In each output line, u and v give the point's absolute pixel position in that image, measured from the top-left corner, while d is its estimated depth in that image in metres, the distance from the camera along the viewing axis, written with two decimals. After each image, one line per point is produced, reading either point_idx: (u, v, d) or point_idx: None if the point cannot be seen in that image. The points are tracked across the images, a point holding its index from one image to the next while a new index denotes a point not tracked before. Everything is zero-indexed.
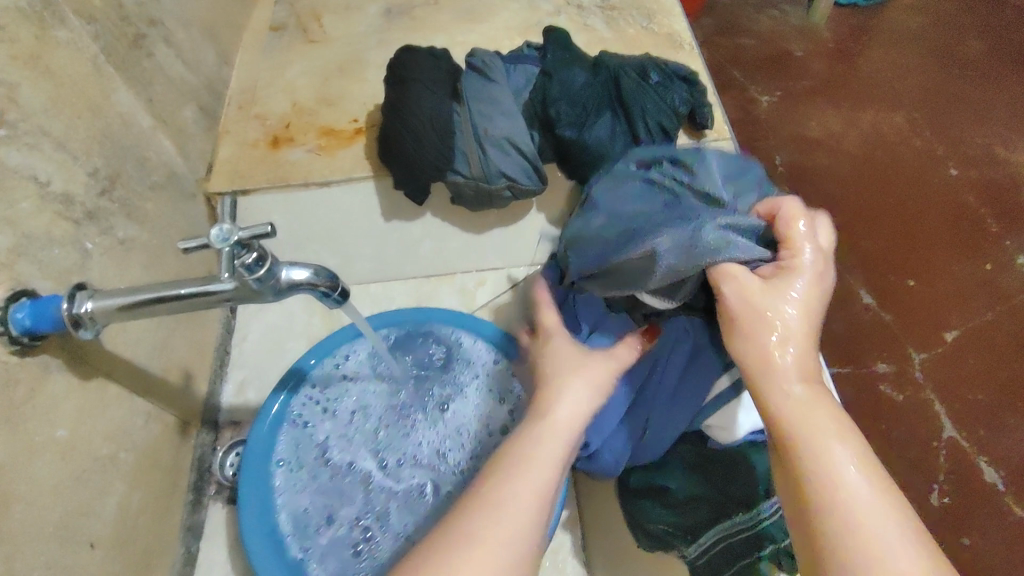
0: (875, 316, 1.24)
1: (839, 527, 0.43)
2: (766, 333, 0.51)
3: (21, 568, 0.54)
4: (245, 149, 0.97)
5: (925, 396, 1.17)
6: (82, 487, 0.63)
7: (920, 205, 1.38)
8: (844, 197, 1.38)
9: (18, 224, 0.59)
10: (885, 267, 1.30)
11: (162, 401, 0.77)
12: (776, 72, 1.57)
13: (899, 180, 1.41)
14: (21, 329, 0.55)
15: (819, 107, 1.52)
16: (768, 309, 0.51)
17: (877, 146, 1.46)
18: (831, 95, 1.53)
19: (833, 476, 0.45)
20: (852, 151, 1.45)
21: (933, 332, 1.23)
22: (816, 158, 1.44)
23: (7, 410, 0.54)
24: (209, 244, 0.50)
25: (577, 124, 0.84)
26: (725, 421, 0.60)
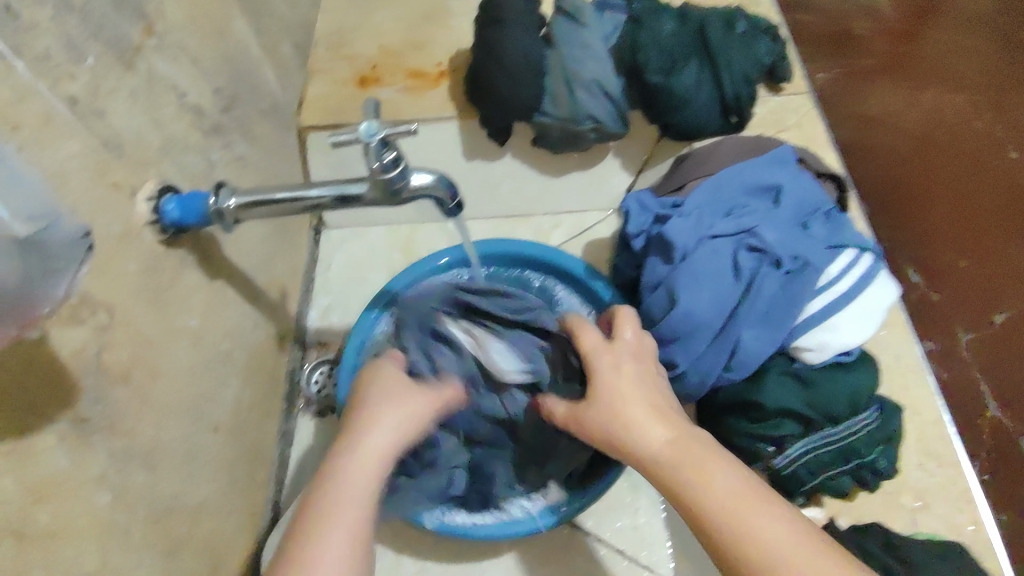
0: (919, 295, 1.06)
1: (745, 527, 0.46)
2: (625, 394, 0.56)
3: (164, 436, 0.60)
4: (337, 87, 1.01)
5: (969, 373, 1.00)
6: (207, 375, 0.68)
7: (998, 192, 1.11)
8: (892, 189, 1.15)
9: (163, 126, 0.62)
10: (936, 245, 1.10)
11: (265, 312, 0.82)
12: (827, 48, 1.28)
13: (968, 166, 1.15)
14: (169, 221, 0.60)
15: (875, 89, 1.25)
16: (608, 400, 0.56)
17: (941, 136, 1.18)
18: (895, 81, 1.25)
19: (735, 505, 0.47)
20: (906, 144, 1.19)
21: (983, 309, 1.04)
22: (866, 146, 1.19)
23: (156, 292, 0.60)
24: (356, 141, 0.54)
25: (665, 71, 0.86)
26: (814, 343, 0.63)
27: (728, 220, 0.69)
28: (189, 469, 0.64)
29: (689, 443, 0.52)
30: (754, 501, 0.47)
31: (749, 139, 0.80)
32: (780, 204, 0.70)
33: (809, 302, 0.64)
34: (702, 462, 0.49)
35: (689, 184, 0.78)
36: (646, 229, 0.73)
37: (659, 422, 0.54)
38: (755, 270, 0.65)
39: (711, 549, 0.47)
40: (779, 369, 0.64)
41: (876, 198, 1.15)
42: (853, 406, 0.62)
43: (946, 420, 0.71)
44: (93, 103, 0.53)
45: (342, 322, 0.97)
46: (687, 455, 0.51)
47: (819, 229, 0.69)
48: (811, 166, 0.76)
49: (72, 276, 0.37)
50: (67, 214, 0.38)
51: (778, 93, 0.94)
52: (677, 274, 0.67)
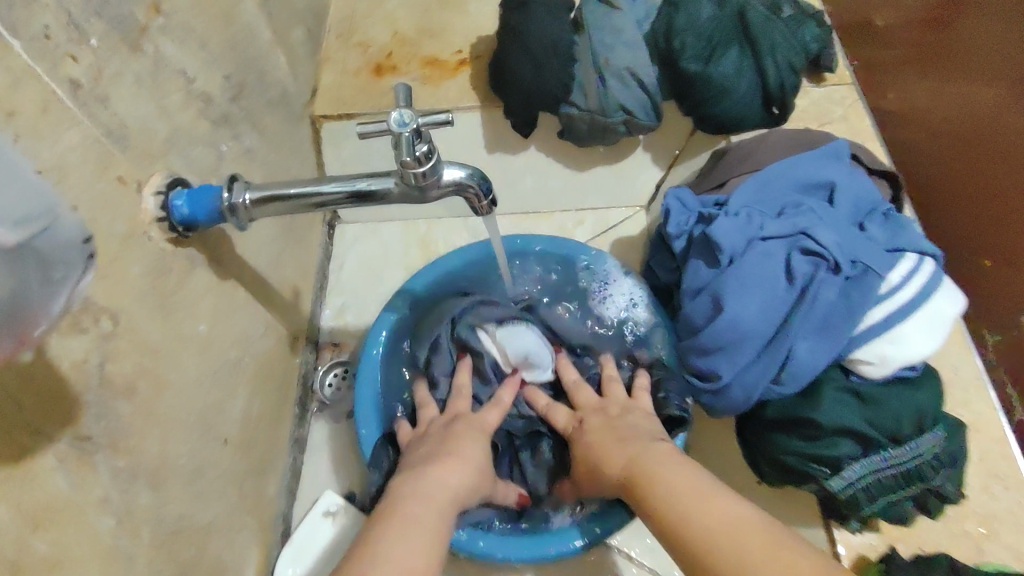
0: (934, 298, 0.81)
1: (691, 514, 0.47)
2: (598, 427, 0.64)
3: (170, 451, 0.55)
4: (349, 77, 0.96)
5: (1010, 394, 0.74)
6: (214, 384, 0.63)
7: None
8: (964, 201, 0.81)
9: (169, 115, 0.57)
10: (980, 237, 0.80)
11: (276, 314, 0.78)
12: (884, 40, 0.92)
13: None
14: (179, 218, 0.55)
15: (885, 75, 0.92)
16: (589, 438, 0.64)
17: (973, 120, 0.79)
18: (915, 61, 0.88)
19: (701, 499, 0.48)
20: (955, 137, 0.82)
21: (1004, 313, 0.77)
22: (943, 154, 0.84)
23: (162, 295, 0.55)
24: (385, 131, 0.50)
25: (702, 58, 0.81)
26: (874, 357, 0.58)
27: (780, 220, 0.64)
28: (197, 486, 0.59)
29: (642, 456, 0.56)
30: (711, 493, 0.48)
31: (797, 132, 0.74)
32: (835, 203, 0.65)
33: (869, 310, 0.59)
34: (655, 467, 0.53)
35: (732, 180, 0.73)
36: (687, 227, 0.68)
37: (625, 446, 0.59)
38: (811, 275, 0.60)
39: (668, 542, 0.48)
40: (835, 384, 0.60)
41: (955, 214, 0.83)
42: (920, 426, 0.57)
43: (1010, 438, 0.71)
44: (97, 88, 0.48)
45: (357, 322, 0.92)
46: (643, 466, 0.54)
47: (876, 231, 0.64)
48: (864, 162, 0.71)
49: (72, 288, 0.32)
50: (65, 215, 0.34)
51: (820, 84, 0.93)
52: (724, 278, 0.62)
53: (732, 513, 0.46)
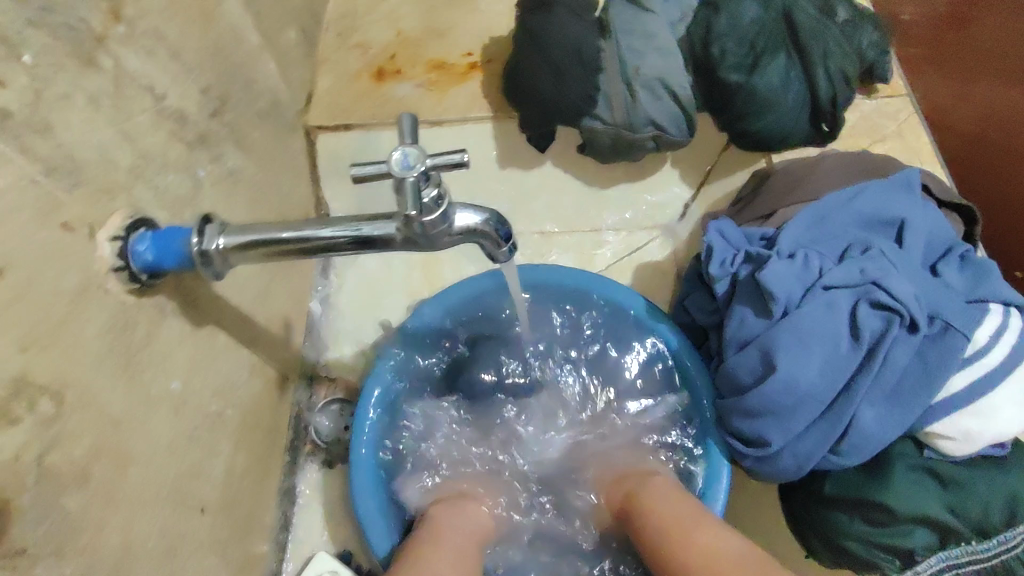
0: None
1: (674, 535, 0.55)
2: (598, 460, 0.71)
3: (137, 537, 0.47)
4: (348, 82, 0.87)
5: None
6: (193, 446, 0.55)
7: None
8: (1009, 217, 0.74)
9: (135, 140, 0.49)
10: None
11: (264, 353, 0.69)
12: (925, 43, 0.83)
13: None
14: (141, 265, 0.47)
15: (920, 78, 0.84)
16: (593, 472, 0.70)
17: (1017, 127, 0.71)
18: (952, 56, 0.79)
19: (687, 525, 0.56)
20: (999, 145, 0.74)
21: None
22: (990, 163, 0.76)
23: (125, 357, 0.46)
24: (385, 171, 0.41)
25: (744, 67, 0.73)
26: (955, 431, 0.50)
27: (843, 264, 0.55)
28: (171, 569, 0.51)
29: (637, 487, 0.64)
30: (698, 518, 0.56)
31: (857, 157, 0.66)
32: (904, 244, 0.57)
33: (951, 375, 0.50)
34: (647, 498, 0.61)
35: (782, 211, 0.64)
36: (731, 267, 0.60)
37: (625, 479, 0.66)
38: (882, 332, 0.52)
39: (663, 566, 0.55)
40: (908, 460, 0.51)
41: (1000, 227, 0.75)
42: (1010, 515, 0.49)
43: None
44: (35, 116, 0.39)
45: (355, 355, 0.83)
46: (638, 496, 0.62)
47: (953, 277, 0.55)
48: (935, 193, 0.62)
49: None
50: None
51: (872, 96, 0.84)
52: (777, 332, 0.54)
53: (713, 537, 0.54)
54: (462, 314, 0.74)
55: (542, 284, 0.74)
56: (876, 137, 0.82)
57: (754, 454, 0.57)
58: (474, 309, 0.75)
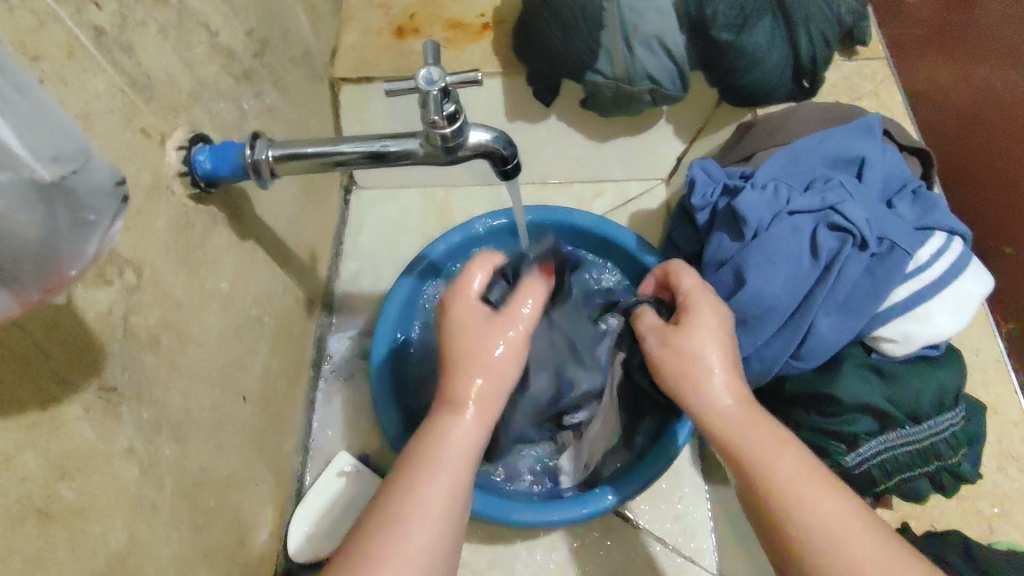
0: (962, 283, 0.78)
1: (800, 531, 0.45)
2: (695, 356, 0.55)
3: (194, 406, 0.56)
4: (371, 38, 0.94)
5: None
6: (237, 341, 0.63)
7: None
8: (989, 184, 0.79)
9: (194, 68, 0.57)
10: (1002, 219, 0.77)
11: (294, 275, 0.78)
12: (918, 24, 0.90)
13: None
14: (202, 173, 0.54)
15: (906, 57, 0.91)
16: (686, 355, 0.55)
17: (999, 103, 0.78)
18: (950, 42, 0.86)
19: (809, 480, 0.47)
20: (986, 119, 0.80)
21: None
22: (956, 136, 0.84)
23: (186, 251, 0.55)
24: (414, 89, 0.49)
25: (734, 26, 0.79)
26: (897, 334, 0.58)
27: (808, 194, 0.63)
28: (219, 440, 0.60)
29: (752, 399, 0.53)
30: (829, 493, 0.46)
31: (830, 107, 0.73)
32: (864, 179, 0.64)
33: (895, 287, 0.58)
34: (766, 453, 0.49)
35: (759, 153, 0.72)
36: (711, 199, 0.67)
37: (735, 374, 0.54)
38: (837, 250, 0.59)
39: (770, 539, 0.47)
40: (856, 361, 0.59)
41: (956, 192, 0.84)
42: (941, 405, 0.57)
43: None
44: (121, 37, 0.47)
45: (374, 287, 0.92)
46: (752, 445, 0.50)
47: (905, 208, 0.63)
48: (896, 138, 0.69)
49: (105, 231, 0.30)
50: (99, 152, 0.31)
51: (852, 58, 0.91)
52: (748, 252, 0.62)
53: (844, 511, 0.45)
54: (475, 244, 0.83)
55: (548, 223, 0.81)
56: (855, 95, 0.89)
57: None
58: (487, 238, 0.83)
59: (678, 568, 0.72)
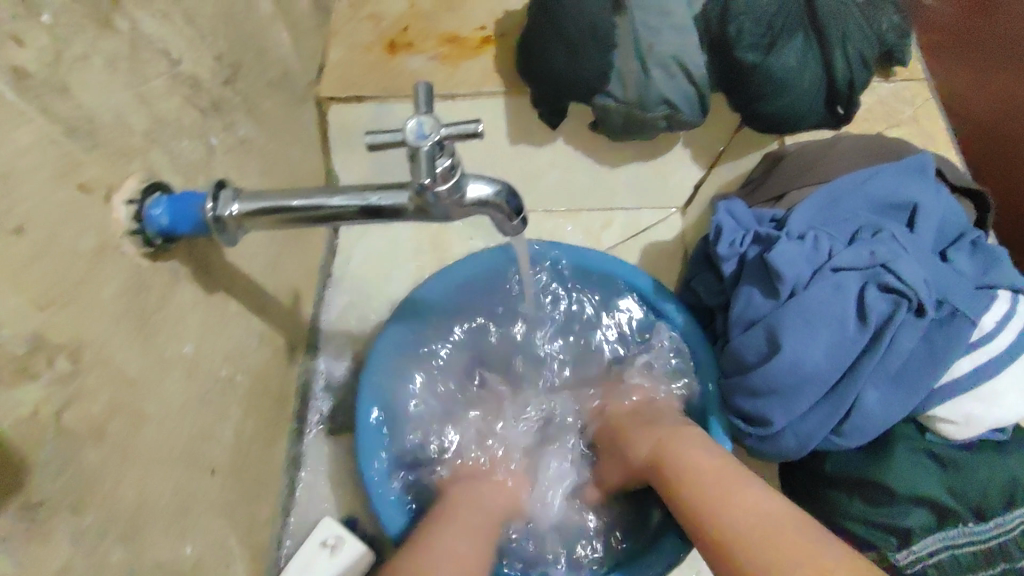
0: None
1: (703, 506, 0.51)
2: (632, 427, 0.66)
3: (150, 496, 0.48)
4: (359, 54, 0.87)
5: None
6: (204, 408, 0.56)
7: None
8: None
9: (151, 104, 0.49)
10: None
11: (273, 321, 0.70)
12: (953, 40, 0.80)
13: None
14: (155, 230, 0.47)
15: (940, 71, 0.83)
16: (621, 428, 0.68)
17: None
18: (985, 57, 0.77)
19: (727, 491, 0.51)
20: None
21: None
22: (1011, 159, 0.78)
23: (139, 319, 0.47)
24: (399, 141, 0.41)
25: (762, 47, 0.72)
26: (959, 416, 0.50)
27: (853, 247, 0.55)
28: (182, 526, 0.52)
29: (670, 440, 0.60)
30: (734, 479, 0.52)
31: (873, 140, 0.65)
32: (915, 227, 0.57)
33: (957, 360, 0.50)
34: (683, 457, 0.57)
35: (793, 192, 0.64)
36: (740, 248, 0.60)
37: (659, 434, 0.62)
38: (888, 315, 0.52)
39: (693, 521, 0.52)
40: (910, 443, 0.52)
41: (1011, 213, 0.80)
42: (1011, 499, 0.50)
43: None
44: (53, 77, 0.39)
45: (363, 326, 0.84)
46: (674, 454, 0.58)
47: (963, 262, 0.56)
48: (948, 178, 0.62)
49: None
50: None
51: (890, 80, 0.82)
52: (784, 313, 0.54)
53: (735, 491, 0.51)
54: (477, 286, 0.75)
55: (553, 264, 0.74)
56: (892, 121, 0.81)
57: (757, 432, 0.58)
58: (493, 278, 0.75)
59: None
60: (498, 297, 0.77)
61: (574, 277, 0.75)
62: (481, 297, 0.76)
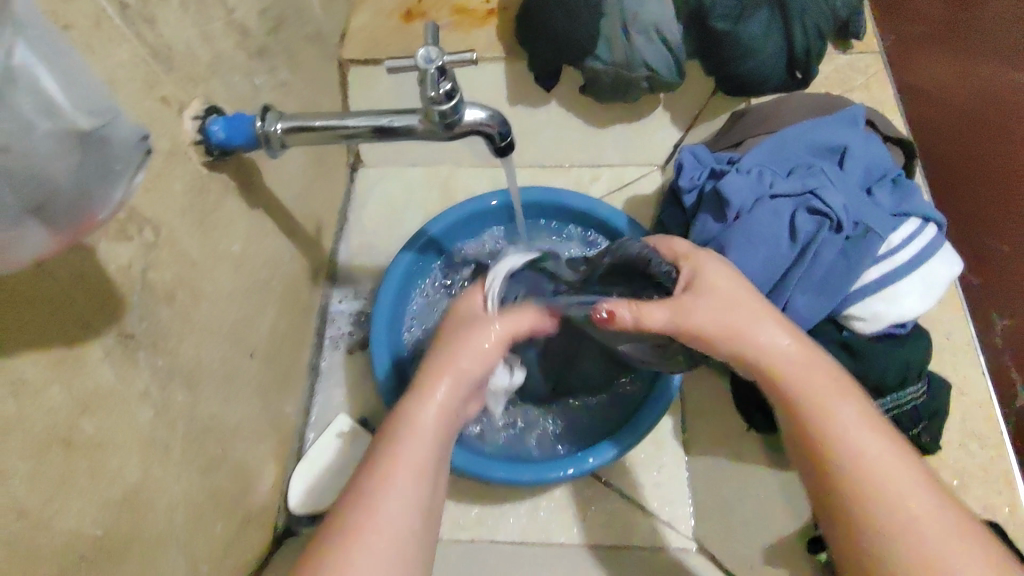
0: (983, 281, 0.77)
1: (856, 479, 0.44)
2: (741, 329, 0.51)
3: (205, 360, 0.59)
4: (381, 20, 0.98)
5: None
6: (246, 301, 0.67)
7: None
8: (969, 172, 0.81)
9: (212, 42, 0.60)
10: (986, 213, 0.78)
11: (300, 244, 0.82)
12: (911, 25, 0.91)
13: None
14: (215, 142, 0.58)
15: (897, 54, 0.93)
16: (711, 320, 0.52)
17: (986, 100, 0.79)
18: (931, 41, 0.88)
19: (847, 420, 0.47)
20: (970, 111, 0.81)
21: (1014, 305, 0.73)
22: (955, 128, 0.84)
23: (201, 214, 0.58)
24: (412, 66, 0.53)
25: (732, 17, 0.82)
26: (867, 313, 0.61)
27: (790, 180, 0.66)
28: (227, 392, 0.64)
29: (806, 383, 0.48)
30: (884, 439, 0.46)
31: (817, 97, 0.76)
32: (845, 166, 0.67)
33: (867, 269, 0.61)
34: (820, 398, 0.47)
35: (748, 140, 0.75)
36: (699, 182, 0.71)
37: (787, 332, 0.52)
38: (813, 233, 0.62)
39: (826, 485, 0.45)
40: (826, 337, 0.63)
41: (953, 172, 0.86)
42: (905, 379, 0.61)
43: (995, 400, 0.73)
44: (144, 10, 0.50)
45: (375, 260, 0.95)
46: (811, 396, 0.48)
47: (884, 195, 0.66)
48: (878, 128, 0.72)
49: (129, 183, 0.32)
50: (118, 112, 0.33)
51: (846, 52, 0.93)
52: (730, 233, 0.65)
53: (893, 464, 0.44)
54: (474, 224, 0.87)
55: (537, 206, 0.85)
56: (846, 88, 0.91)
57: None
58: (487, 218, 0.87)
59: (653, 530, 0.75)
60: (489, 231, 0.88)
61: (556, 217, 0.87)
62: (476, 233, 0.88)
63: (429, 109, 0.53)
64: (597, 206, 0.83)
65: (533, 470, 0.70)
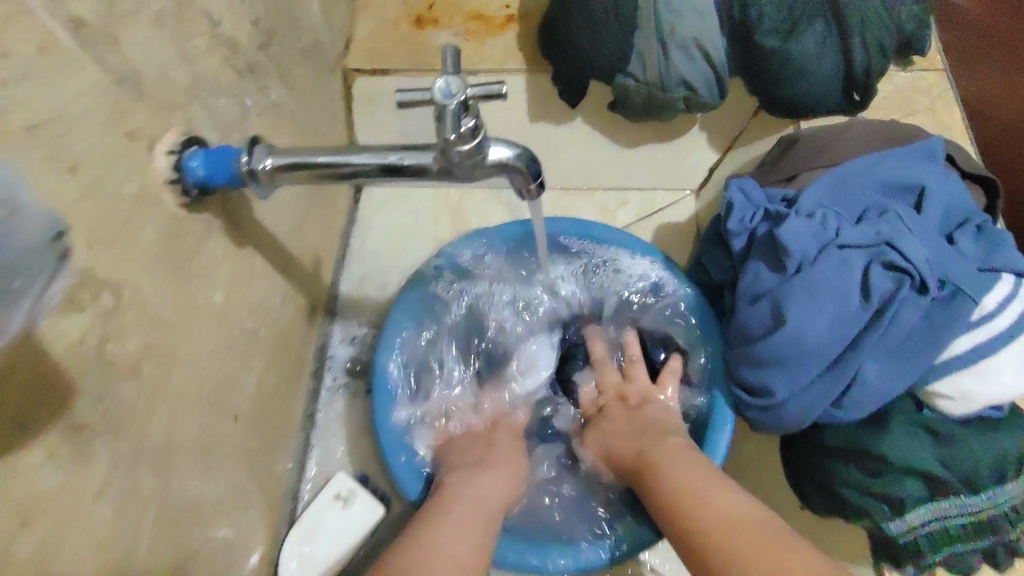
0: None
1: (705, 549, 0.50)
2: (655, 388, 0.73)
3: (179, 435, 0.51)
4: (387, 28, 0.89)
5: None
6: (230, 357, 0.59)
7: None
8: None
9: (191, 61, 0.51)
10: None
11: (296, 282, 0.73)
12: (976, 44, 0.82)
13: None
14: (194, 180, 0.49)
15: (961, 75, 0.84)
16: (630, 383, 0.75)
17: None
18: None
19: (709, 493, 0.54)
20: None
21: None
22: None
23: (176, 265, 0.50)
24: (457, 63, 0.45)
25: (781, 32, 0.73)
26: (955, 391, 0.53)
27: (861, 226, 0.56)
28: (206, 466, 0.55)
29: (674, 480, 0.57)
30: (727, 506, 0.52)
31: (883, 124, 0.67)
32: (922, 210, 0.58)
33: (953, 338, 0.53)
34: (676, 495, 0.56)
35: (805, 173, 0.66)
36: (750, 224, 0.62)
37: (633, 439, 0.67)
38: (891, 293, 0.54)
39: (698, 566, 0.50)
40: (905, 414, 0.55)
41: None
42: (1001, 472, 0.53)
43: None
44: (108, 28, 0.41)
45: (379, 294, 0.86)
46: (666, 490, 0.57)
47: (969, 245, 0.57)
48: (958, 163, 0.63)
49: (39, 288, 0.30)
50: (36, 206, 0.32)
51: (906, 70, 0.84)
52: (790, 287, 0.56)
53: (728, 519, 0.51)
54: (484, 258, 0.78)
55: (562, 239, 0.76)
56: (908, 110, 0.82)
57: (757, 404, 0.60)
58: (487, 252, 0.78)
59: None
60: (483, 261, 0.78)
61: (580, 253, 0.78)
62: (480, 266, 0.78)
63: (446, 142, 0.44)
64: (632, 242, 0.76)
65: (570, 554, 0.64)
